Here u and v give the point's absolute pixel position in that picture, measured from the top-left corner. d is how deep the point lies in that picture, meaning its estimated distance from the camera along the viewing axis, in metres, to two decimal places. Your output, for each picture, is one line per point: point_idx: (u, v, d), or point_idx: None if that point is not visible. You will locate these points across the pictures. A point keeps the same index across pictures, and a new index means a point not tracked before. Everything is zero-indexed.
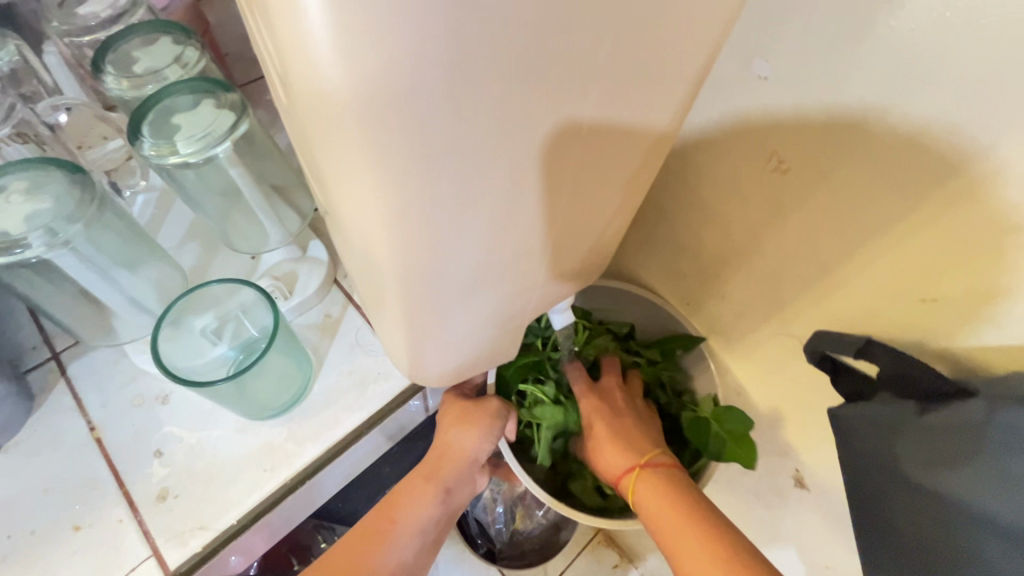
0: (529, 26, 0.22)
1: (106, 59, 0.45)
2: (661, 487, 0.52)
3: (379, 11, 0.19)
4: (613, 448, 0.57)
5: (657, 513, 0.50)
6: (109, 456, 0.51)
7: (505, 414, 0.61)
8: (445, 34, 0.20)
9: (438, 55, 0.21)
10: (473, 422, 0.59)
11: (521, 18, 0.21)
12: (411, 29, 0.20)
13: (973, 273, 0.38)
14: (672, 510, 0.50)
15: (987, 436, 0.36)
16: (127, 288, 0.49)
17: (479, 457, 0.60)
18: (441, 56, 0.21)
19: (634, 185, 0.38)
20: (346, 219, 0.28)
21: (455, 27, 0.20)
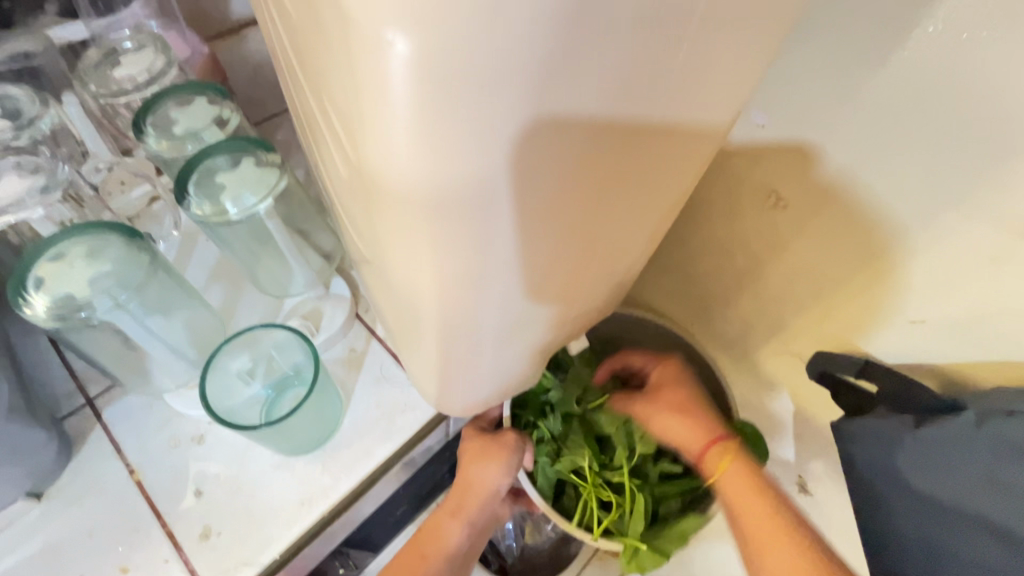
0: (584, 115, 0.25)
1: (145, 120, 0.47)
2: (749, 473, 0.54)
3: (459, 109, 0.22)
4: (685, 421, 0.57)
5: (744, 497, 0.53)
6: (150, 497, 0.53)
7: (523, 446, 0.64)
8: (515, 126, 0.23)
9: (506, 142, 0.24)
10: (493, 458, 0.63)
11: (577, 110, 0.25)
12: (485, 122, 0.23)
13: (960, 296, 0.42)
14: (759, 495, 0.52)
15: (979, 441, 0.40)
16: (165, 333, 0.51)
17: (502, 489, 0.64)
18: (509, 143, 0.24)
19: (653, 228, 0.41)
20: (404, 275, 0.31)
21: (522, 120, 0.23)
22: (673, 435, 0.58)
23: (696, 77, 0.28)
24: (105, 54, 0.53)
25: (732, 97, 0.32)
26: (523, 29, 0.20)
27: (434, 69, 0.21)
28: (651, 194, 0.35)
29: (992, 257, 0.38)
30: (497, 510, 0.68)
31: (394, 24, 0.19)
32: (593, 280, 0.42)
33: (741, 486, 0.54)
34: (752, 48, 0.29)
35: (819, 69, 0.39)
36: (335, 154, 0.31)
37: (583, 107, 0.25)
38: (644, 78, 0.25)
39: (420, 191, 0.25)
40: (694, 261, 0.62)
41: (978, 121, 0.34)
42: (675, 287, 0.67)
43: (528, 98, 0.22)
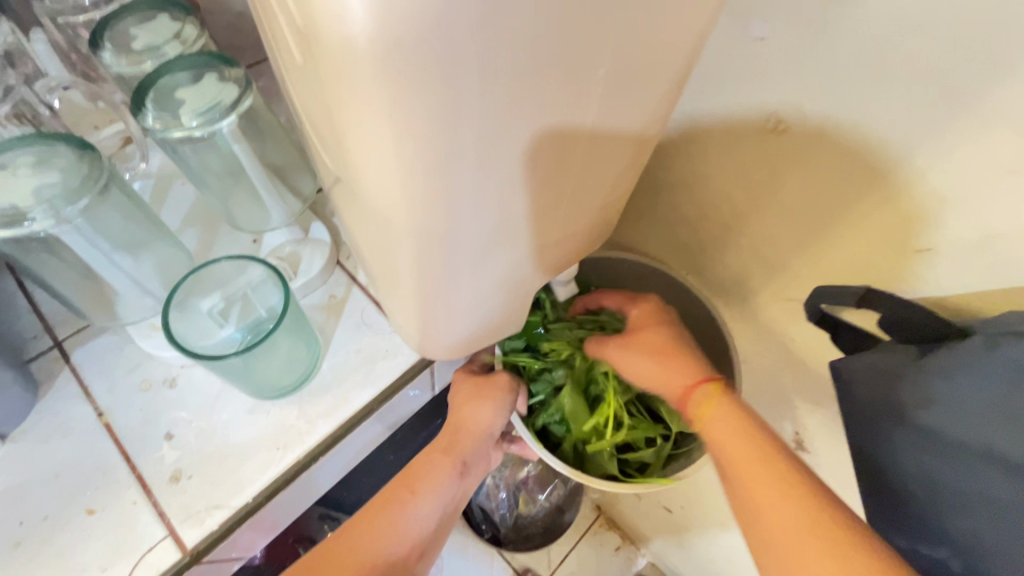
0: None
1: (102, 36, 0.44)
2: (736, 419, 0.49)
3: None
4: (664, 362, 0.55)
5: (731, 437, 0.48)
6: (119, 440, 0.51)
7: (515, 390, 0.65)
8: None
9: None
10: (485, 398, 0.63)
11: None
12: None
13: (972, 218, 0.39)
14: (747, 445, 0.47)
15: (982, 370, 0.37)
16: (132, 268, 0.49)
17: (494, 432, 0.64)
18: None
19: (640, 142, 0.39)
20: (360, 164, 0.28)
21: None
22: (636, 370, 0.57)
23: None
24: None
25: None
26: None
27: None
28: (635, 88, 0.33)
29: (1006, 170, 0.36)
30: (490, 454, 0.66)
31: None
32: (575, 196, 0.39)
33: (731, 427, 0.49)
34: None
35: None
36: (286, 34, 0.28)
37: None
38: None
39: (368, 48, 0.21)
40: (688, 204, 0.59)
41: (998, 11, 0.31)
42: (670, 234, 0.64)
43: None
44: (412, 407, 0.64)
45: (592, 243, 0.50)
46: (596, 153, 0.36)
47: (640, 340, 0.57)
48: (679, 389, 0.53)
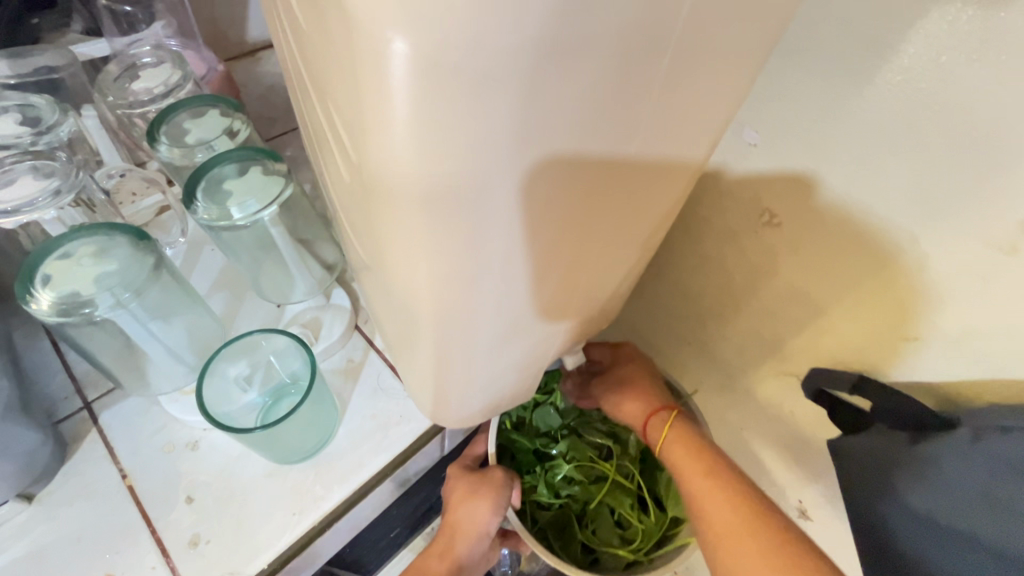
0: (574, 134, 0.27)
1: (160, 130, 0.49)
2: (684, 437, 0.56)
3: (454, 122, 0.23)
4: (635, 395, 0.62)
5: (681, 456, 0.55)
6: (141, 503, 0.52)
7: (506, 492, 0.66)
8: (507, 138, 0.25)
9: (497, 151, 0.25)
10: (482, 498, 0.64)
11: (571, 130, 0.26)
12: (481, 134, 0.24)
13: (954, 312, 0.42)
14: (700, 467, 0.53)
15: (968, 458, 0.40)
16: (166, 337, 0.52)
17: (490, 531, 0.65)
18: (500, 152, 0.25)
19: (647, 234, 0.42)
20: (401, 271, 0.32)
21: (513, 134, 0.25)
22: (625, 407, 0.63)
23: (685, 97, 0.30)
24: (125, 68, 0.55)
25: (725, 102, 0.33)
26: (520, 24, 0.21)
27: (433, 68, 0.21)
28: (644, 197, 0.36)
29: (980, 274, 0.39)
30: (485, 555, 0.67)
31: (393, 24, 0.20)
32: (587, 283, 0.42)
33: (680, 448, 0.56)
34: (747, 54, 0.30)
35: (801, 95, 0.42)
36: (338, 158, 0.32)
37: (576, 123, 0.26)
38: (636, 75, 0.26)
39: (415, 188, 0.25)
40: (690, 277, 0.62)
41: (961, 137, 0.35)
42: (673, 303, 0.66)
43: (516, 110, 0.24)
44: (414, 478, 0.65)
45: (601, 319, 0.53)
46: (604, 252, 0.40)
47: (613, 389, 0.64)
48: (641, 421, 0.61)
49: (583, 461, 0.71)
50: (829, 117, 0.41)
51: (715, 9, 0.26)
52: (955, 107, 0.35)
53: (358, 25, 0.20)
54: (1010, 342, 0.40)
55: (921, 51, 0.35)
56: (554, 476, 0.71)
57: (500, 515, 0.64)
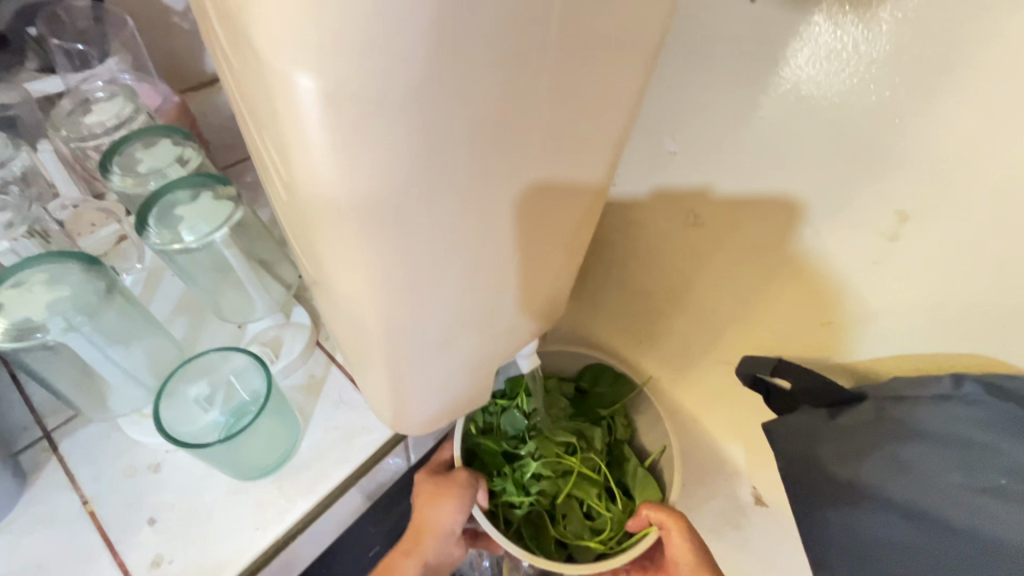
0: (477, 151, 0.30)
1: (112, 161, 0.51)
2: None
3: (362, 150, 0.26)
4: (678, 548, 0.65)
5: None
6: (102, 528, 0.53)
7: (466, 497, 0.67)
8: (413, 161, 0.28)
9: (407, 172, 0.28)
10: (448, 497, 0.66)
11: (476, 147, 0.30)
12: (390, 159, 0.27)
13: (858, 296, 0.46)
14: None
15: (878, 427, 0.44)
16: (124, 361, 0.53)
17: (456, 528, 0.67)
18: (410, 172, 0.28)
19: (572, 236, 0.46)
20: (339, 280, 0.34)
21: (419, 157, 0.28)
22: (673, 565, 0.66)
23: (579, 112, 0.33)
24: (77, 103, 0.57)
25: (620, 113, 0.37)
26: (406, 63, 0.24)
27: (339, 100, 0.24)
28: (559, 201, 0.40)
29: (872, 258, 0.44)
30: (452, 552, 0.69)
31: (299, 65, 0.23)
32: (523, 284, 0.45)
33: None
34: (632, 73, 0.34)
35: (707, 106, 0.47)
36: (274, 179, 0.35)
37: (477, 142, 0.29)
38: (526, 95, 0.29)
39: (340, 203, 0.28)
40: (634, 280, 0.65)
41: (843, 133, 0.41)
42: (621, 305, 0.70)
43: (416, 135, 0.27)
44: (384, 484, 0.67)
45: (545, 321, 0.56)
46: (533, 253, 0.43)
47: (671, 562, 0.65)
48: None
49: (550, 457, 0.71)
50: (734, 125, 0.46)
51: (591, 37, 0.30)
52: (832, 109, 0.40)
53: (268, 69, 0.23)
54: (908, 320, 0.45)
55: (804, 60, 0.40)
56: (523, 474, 0.71)
57: (465, 513, 0.66)
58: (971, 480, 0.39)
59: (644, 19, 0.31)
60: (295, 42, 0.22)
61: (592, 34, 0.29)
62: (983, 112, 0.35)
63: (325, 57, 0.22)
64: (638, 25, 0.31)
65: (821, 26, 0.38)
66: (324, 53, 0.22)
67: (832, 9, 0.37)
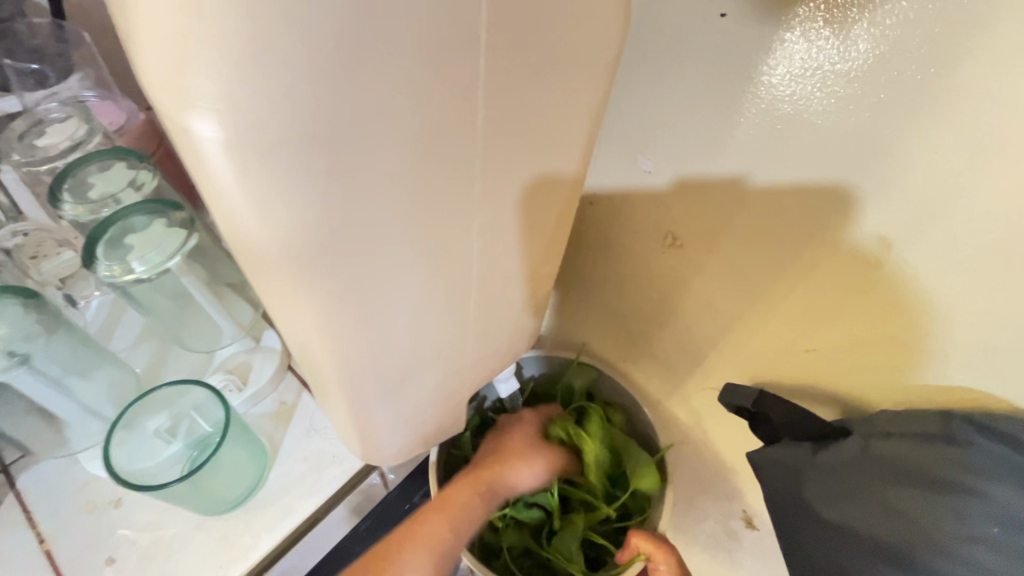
0: (415, 188, 0.28)
1: (62, 187, 0.49)
2: None
3: (279, 197, 0.24)
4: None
5: None
6: (59, 569, 0.51)
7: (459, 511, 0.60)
8: (342, 203, 0.25)
9: (336, 215, 0.26)
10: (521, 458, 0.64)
11: (413, 185, 0.27)
12: (315, 204, 0.25)
13: (842, 321, 0.44)
14: None
15: (866, 467, 0.42)
16: (82, 394, 0.51)
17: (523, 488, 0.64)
18: (341, 215, 0.26)
19: (535, 261, 0.44)
20: (279, 320, 0.32)
21: (349, 201, 0.25)
22: None
23: (529, 138, 0.31)
24: (32, 124, 0.55)
25: (578, 135, 0.34)
26: (318, 103, 0.21)
27: (246, 146, 0.22)
28: (519, 228, 0.38)
29: (856, 284, 0.42)
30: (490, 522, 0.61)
31: (197, 111, 0.20)
32: (487, 311, 0.43)
33: None
34: (584, 93, 0.32)
35: (678, 123, 0.44)
36: None
37: (414, 178, 0.27)
38: (463, 125, 0.27)
39: (268, 249, 0.26)
40: (614, 299, 0.63)
41: (823, 151, 0.38)
42: (604, 324, 0.68)
43: (341, 178, 0.24)
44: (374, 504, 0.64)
45: (519, 346, 0.54)
46: (496, 279, 0.41)
47: None
48: None
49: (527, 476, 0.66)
50: (709, 144, 0.44)
51: (536, 62, 0.28)
52: (809, 129, 0.38)
53: (165, 113, 0.21)
54: (893, 349, 0.42)
55: (783, 73, 0.37)
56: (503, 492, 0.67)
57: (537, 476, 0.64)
58: (972, 530, 0.36)
59: (593, 38, 0.29)
60: (189, 85, 0.20)
61: (534, 56, 0.27)
62: (966, 133, 0.33)
63: (224, 101, 0.20)
64: (588, 46, 0.29)
65: (796, 41, 0.35)
66: (223, 95, 0.20)
67: (807, 23, 0.35)
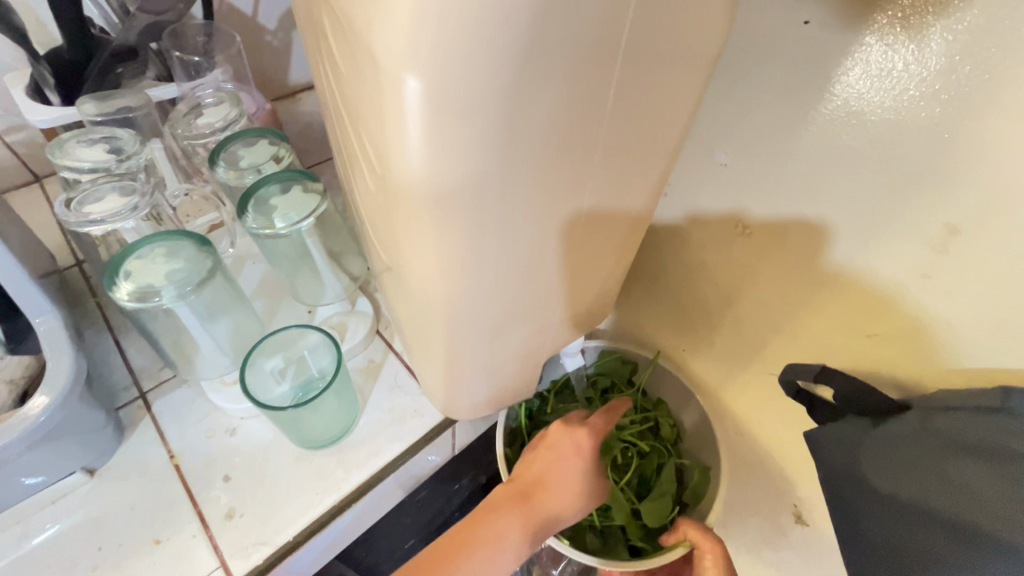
0: (548, 154, 0.34)
1: (219, 155, 0.59)
2: None
3: (447, 147, 0.30)
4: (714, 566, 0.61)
5: None
6: (185, 480, 0.59)
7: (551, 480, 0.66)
8: (493, 157, 0.32)
9: (486, 167, 0.32)
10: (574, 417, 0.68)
11: (547, 151, 0.34)
12: (471, 154, 0.31)
13: (905, 307, 0.47)
14: None
15: (923, 439, 0.45)
16: (216, 332, 0.59)
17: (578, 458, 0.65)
18: (489, 167, 0.32)
19: (621, 240, 0.49)
20: (412, 262, 0.39)
21: (499, 156, 0.32)
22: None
23: (639, 124, 0.37)
24: (191, 107, 0.66)
25: (676, 124, 0.39)
26: (497, 74, 0.28)
27: (435, 101, 0.28)
28: (614, 205, 0.43)
29: (921, 272, 0.45)
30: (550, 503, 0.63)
31: (408, 70, 0.27)
32: (574, 280, 0.49)
33: None
34: (689, 87, 0.37)
35: (757, 122, 0.49)
36: (368, 174, 0.41)
37: (547, 146, 0.33)
38: (592, 102, 0.33)
39: (426, 192, 0.32)
40: (680, 288, 0.68)
41: (898, 144, 0.42)
42: (666, 314, 0.72)
43: (495, 135, 0.31)
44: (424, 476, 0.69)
45: (593, 319, 0.59)
46: (589, 248, 0.46)
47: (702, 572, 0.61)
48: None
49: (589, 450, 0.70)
50: (787, 139, 0.48)
51: (658, 59, 0.33)
52: (884, 126, 0.42)
53: (384, 71, 0.28)
54: (960, 335, 0.45)
55: (861, 75, 0.42)
56: None
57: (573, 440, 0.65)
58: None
59: (704, 42, 0.34)
60: (407, 52, 0.27)
61: (655, 51, 0.33)
62: None
63: (429, 63, 0.27)
64: (697, 46, 0.34)
65: (874, 46, 0.40)
66: (429, 60, 0.27)
67: (884, 31, 0.39)
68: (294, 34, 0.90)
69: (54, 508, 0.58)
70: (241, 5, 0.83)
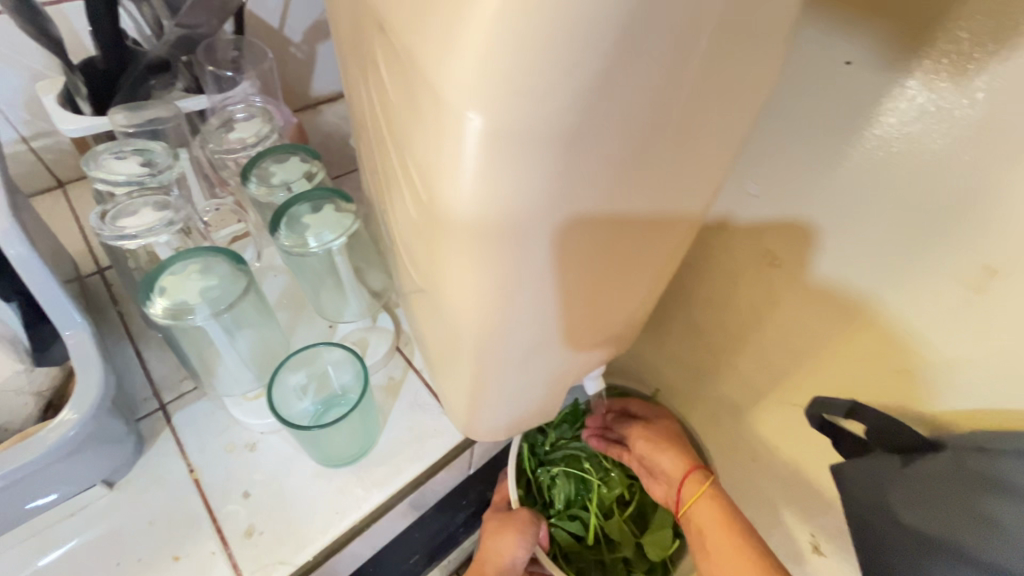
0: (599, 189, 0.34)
1: (251, 171, 0.59)
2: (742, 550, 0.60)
3: (504, 181, 0.30)
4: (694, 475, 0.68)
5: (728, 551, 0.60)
6: (204, 494, 0.59)
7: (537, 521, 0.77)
8: (548, 192, 0.32)
9: (540, 202, 0.32)
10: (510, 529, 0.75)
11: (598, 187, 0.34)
12: (527, 189, 0.31)
13: (939, 344, 0.47)
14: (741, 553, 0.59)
15: (954, 478, 0.45)
16: (241, 346, 0.59)
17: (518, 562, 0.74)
18: (542, 202, 0.32)
19: (655, 269, 0.49)
20: (453, 289, 0.39)
21: (554, 192, 0.32)
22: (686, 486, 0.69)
23: (687, 160, 0.37)
24: (222, 121, 0.67)
25: (720, 160, 0.40)
26: (560, 115, 0.28)
27: (497, 138, 0.29)
28: (654, 237, 0.43)
29: (956, 311, 0.45)
30: None
31: (473, 108, 0.28)
32: (606, 308, 0.49)
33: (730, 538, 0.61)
34: (737, 125, 0.37)
35: (792, 154, 0.50)
36: (409, 200, 0.41)
37: (599, 182, 0.33)
38: (646, 140, 0.33)
39: (478, 224, 0.33)
40: (702, 313, 0.68)
41: (937, 185, 0.42)
42: (685, 337, 0.72)
43: (552, 172, 0.31)
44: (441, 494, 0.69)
45: (618, 344, 0.59)
46: (624, 278, 0.46)
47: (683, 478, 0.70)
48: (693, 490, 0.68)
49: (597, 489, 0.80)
50: (822, 173, 0.48)
51: (712, 99, 0.34)
52: (924, 165, 0.43)
53: (448, 107, 0.28)
54: (994, 376, 0.45)
55: (902, 115, 0.42)
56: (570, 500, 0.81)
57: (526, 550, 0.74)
58: None
59: (755, 83, 0.35)
60: (474, 90, 0.27)
61: (711, 93, 0.33)
62: None
63: (495, 102, 0.27)
64: (749, 87, 0.35)
65: (917, 88, 0.40)
66: (495, 100, 0.27)
67: (929, 73, 0.39)
68: (319, 47, 0.91)
69: (72, 520, 0.58)
70: (269, 18, 0.84)
